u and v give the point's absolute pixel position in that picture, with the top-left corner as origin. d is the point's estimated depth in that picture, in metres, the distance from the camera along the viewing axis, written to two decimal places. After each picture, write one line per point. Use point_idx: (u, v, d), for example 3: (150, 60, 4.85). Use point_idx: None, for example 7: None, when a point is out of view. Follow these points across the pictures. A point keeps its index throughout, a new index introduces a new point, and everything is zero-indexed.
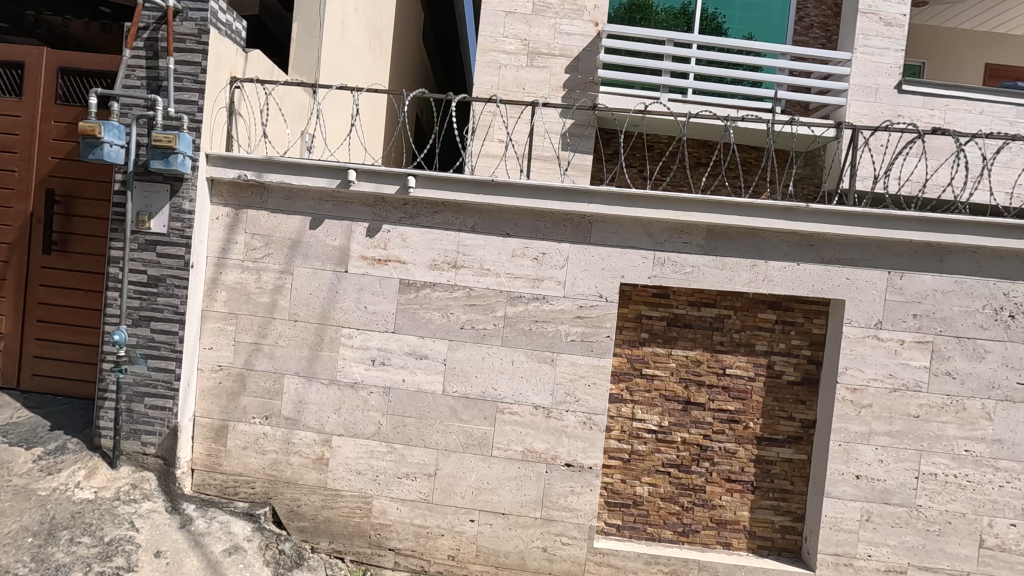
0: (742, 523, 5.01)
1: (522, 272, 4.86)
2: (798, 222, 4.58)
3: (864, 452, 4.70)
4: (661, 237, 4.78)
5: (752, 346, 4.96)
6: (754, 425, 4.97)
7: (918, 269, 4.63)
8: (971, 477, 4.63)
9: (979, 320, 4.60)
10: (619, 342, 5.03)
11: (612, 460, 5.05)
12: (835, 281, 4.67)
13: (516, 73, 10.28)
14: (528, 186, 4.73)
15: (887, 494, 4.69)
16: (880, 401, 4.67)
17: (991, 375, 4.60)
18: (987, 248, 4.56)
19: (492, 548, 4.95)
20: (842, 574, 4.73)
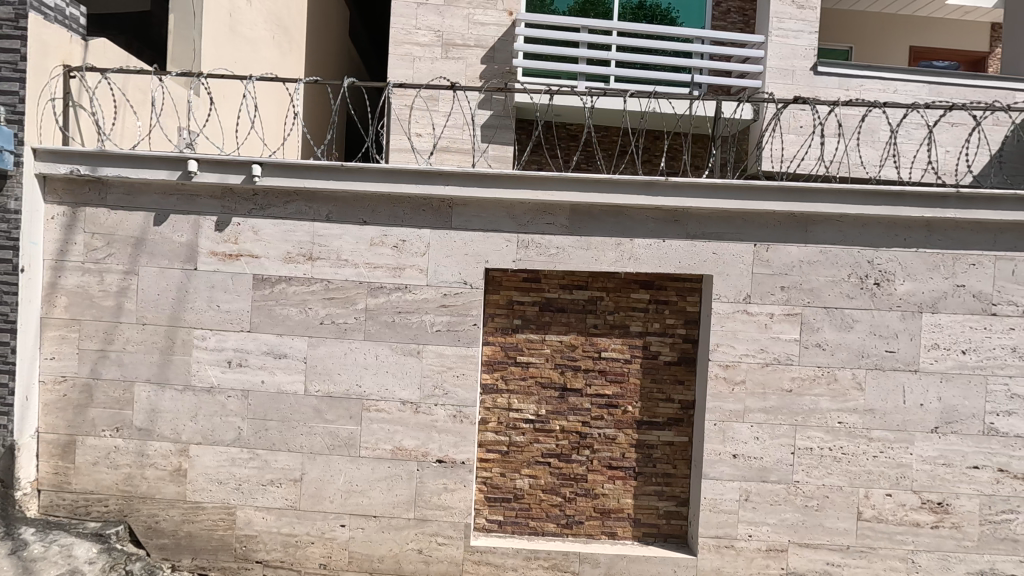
0: (626, 511, 4.86)
1: (382, 261, 4.63)
2: (660, 197, 4.45)
3: (739, 431, 4.58)
4: (524, 218, 4.59)
5: (627, 327, 4.82)
6: (633, 408, 4.83)
7: (783, 240, 4.53)
8: (845, 450, 4.56)
9: (847, 289, 4.53)
10: (491, 330, 4.84)
11: (489, 453, 4.87)
12: (702, 256, 4.55)
13: (431, 65, 10.09)
14: (382, 170, 4.49)
15: (765, 472, 4.58)
16: (752, 376, 4.56)
17: (860, 344, 4.54)
18: (851, 216, 4.49)
19: (366, 554, 4.70)
20: (723, 556, 4.61)
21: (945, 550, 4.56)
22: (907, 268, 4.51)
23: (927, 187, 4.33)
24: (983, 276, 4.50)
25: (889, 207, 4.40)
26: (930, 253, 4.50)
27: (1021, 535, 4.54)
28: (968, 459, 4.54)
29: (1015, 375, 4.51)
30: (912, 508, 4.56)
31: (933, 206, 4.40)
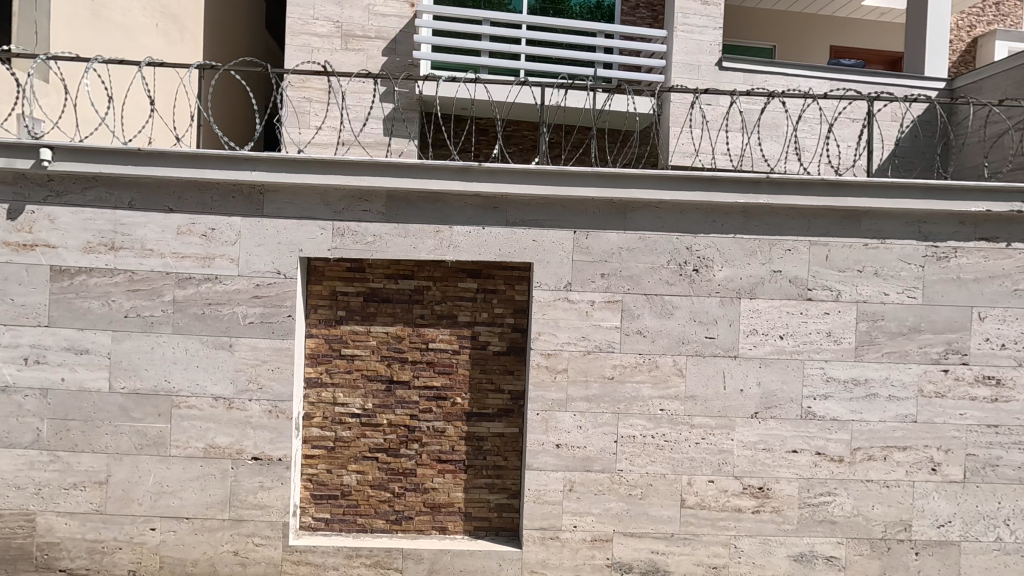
0: (457, 505, 4.76)
1: (190, 250, 4.41)
2: (474, 182, 4.36)
3: (562, 420, 4.53)
4: (339, 205, 4.44)
5: (455, 317, 4.72)
6: (462, 400, 4.74)
7: (602, 227, 4.50)
8: (667, 437, 4.54)
9: (665, 276, 4.52)
10: (314, 322, 4.69)
11: (315, 449, 4.71)
12: (522, 244, 4.48)
13: (330, 56, 9.92)
14: (185, 154, 4.29)
15: (588, 462, 4.53)
16: (574, 365, 4.51)
17: (680, 331, 4.53)
18: (668, 202, 4.48)
19: (178, 558, 4.48)
20: (548, 548, 4.55)
21: (766, 534, 4.59)
22: (725, 254, 4.53)
23: (737, 172, 4.34)
24: (799, 261, 4.54)
25: (702, 192, 4.41)
26: (747, 238, 4.53)
27: (839, 516, 4.60)
28: (788, 443, 4.57)
29: (831, 359, 4.57)
30: (734, 493, 4.57)
31: (746, 191, 4.42)
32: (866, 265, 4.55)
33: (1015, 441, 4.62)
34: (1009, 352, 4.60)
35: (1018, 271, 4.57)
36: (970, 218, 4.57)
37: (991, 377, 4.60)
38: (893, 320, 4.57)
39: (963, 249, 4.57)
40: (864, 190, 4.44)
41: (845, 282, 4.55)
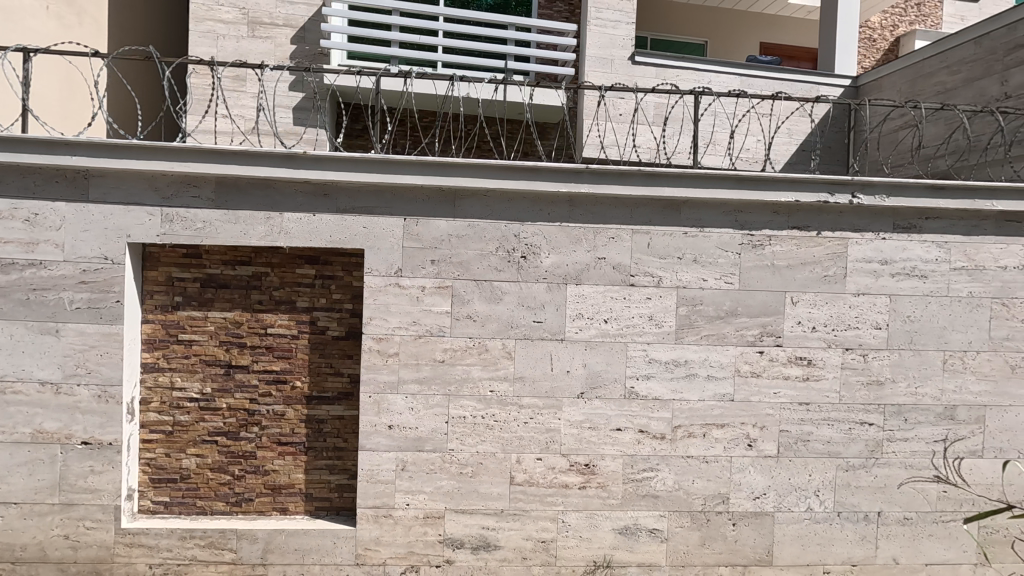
0: (297, 487, 4.87)
1: (14, 235, 4.40)
2: (301, 169, 4.44)
3: (394, 402, 4.67)
4: (167, 191, 4.47)
5: (294, 302, 4.80)
6: (301, 384, 4.84)
7: (431, 215, 4.64)
8: (497, 417, 4.74)
9: (494, 262, 4.69)
10: (150, 308, 4.71)
11: (152, 434, 4.75)
12: (353, 230, 4.59)
13: (237, 44, 9.89)
14: (3, 138, 4.24)
15: (420, 441, 4.70)
16: (405, 348, 4.66)
17: (509, 315, 4.71)
18: (495, 191, 4.65)
19: (6, 543, 4.49)
20: (381, 526, 4.70)
21: (592, 509, 4.83)
22: (551, 241, 4.72)
23: (557, 162, 4.53)
24: (622, 249, 4.77)
25: (526, 181, 4.58)
26: (572, 226, 4.73)
27: (661, 491, 4.87)
28: (612, 422, 4.81)
29: (653, 342, 4.82)
30: (560, 470, 4.79)
31: (568, 180, 4.62)
32: (686, 252, 4.81)
33: (825, 417, 4.95)
34: (819, 334, 4.91)
35: (827, 258, 4.89)
36: (783, 208, 4.86)
37: (803, 357, 4.91)
38: (711, 305, 4.84)
39: (776, 236, 4.86)
40: (681, 180, 4.68)
41: (666, 269, 4.80)
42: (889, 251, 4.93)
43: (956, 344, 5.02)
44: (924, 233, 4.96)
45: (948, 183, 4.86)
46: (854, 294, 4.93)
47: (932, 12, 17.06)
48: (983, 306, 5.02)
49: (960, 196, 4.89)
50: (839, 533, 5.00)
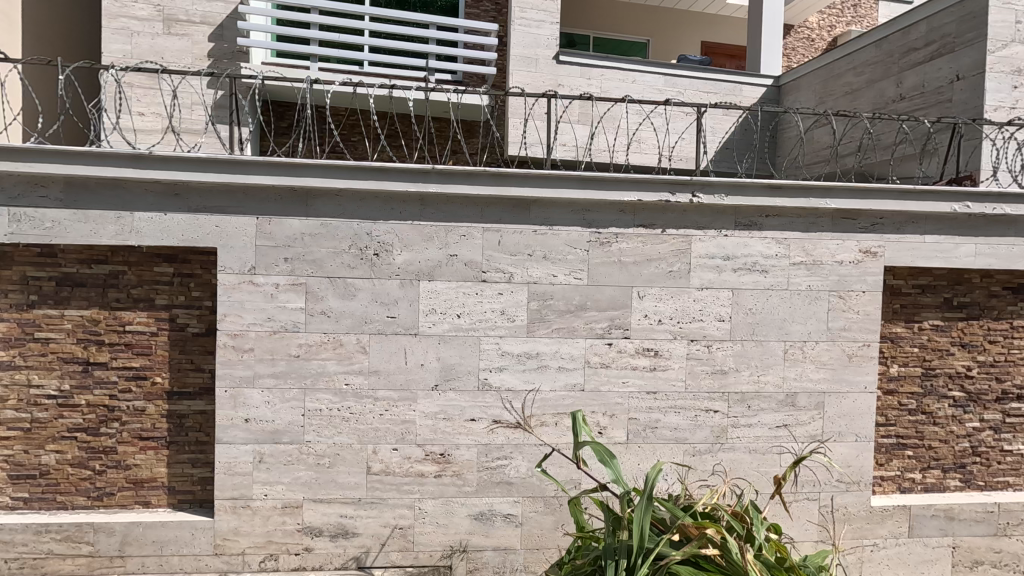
0: (160, 480, 4.97)
1: None
2: (149, 169, 4.52)
3: (250, 396, 4.80)
4: (14, 191, 4.52)
5: (152, 300, 4.90)
6: (162, 379, 4.94)
7: (284, 214, 4.77)
8: (353, 409, 4.90)
9: (347, 260, 4.85)
10: (5, 306, 4.76)
11: (10, 431, 4.81)
12: (205, 229, 4.70)
13: (152, 41, 9.88)
14: None
15: (277, 434, 4.84)
16: (260, 344, 4.79)
17: (363, 311, 4.88)
18: (346, 190, 4.80)
19: None
20: (240, 516, 4.84)
21: (448, 495, 5.04)
22: (404, 239, 4.89)
23: (403, 163, 4.71)
24: (474, 247, 4.96)
25: (374, 181, 4.75)
26: (424, 225, 4.91)
27: (514, 478, 5.09)
28: (466, 412, 5.02)
29: (505, 335, 5.03)
30: (416, 460, 4.99)
31: (416, 181, 4.80)
32: (536, 249, 5.02)
33: (671, 405, 5.22)
34: (665, 327, 5.19)
35: (672, 255, 5.16)
36: (629, 207, 5.11)
37: (650, 349, 5.18)
38: (562, 299, 5.07)
39: (623, 234, 5.11)
40: (527, 181, 4.89)
41: (517, 265, 5.01)
42: (731, 248, 5.22)
43: (797, 335, 5.32)
44: (764, 230, 5.24)
45: (784, 183, 5.14)
46: (698, 288, 5.21)
47: (869, 13, 17.62)
48: (822, 298, 5.33)
49: (796, 195, 5.17)
50: None
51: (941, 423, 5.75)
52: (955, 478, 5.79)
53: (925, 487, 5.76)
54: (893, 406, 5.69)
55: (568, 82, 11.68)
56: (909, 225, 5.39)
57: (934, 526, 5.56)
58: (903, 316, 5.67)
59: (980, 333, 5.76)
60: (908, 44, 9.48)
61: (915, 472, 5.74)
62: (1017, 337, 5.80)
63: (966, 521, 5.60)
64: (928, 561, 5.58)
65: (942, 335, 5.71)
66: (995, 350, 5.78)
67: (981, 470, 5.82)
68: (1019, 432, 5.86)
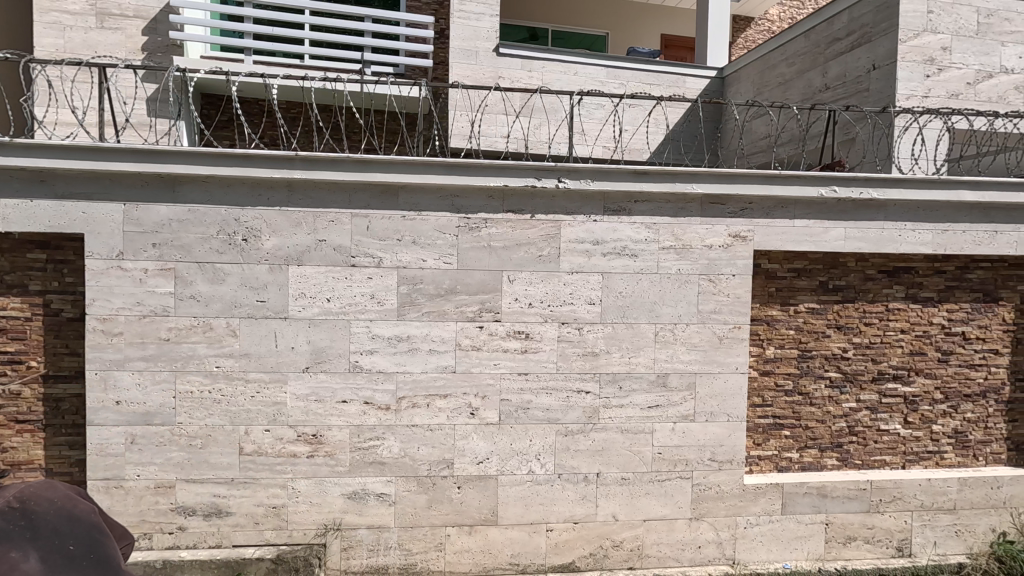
0: (37, 462, 5.09)
1: None
2: (11, 157, 4.61)
3: (121, 378, 4.91)
4: None
5: (26, 286, 4.99)
6: (37, 364, 5.05)
7: (151, 200, 4.88)
8: (224, 391, 5.02)
9: (215, 246, 4.96)
10: None
11: None
12: (72, 216, 4.80)
13: (85, 35, 9.94)
14: None
15: (148, 416, 4.95)
16: (130, 328, 4.90)
17: (233, 295, 4.99)
18: (212, 177, 4.90)
19: None
20: (112, 496, 4.95)
21: (320, 475, 5.16)
22: (272, 225, 5.00)
23: (266, 150, 4.81)
24: (343, 232, 5.08)
25: (238, 168, 4.85)
26: (292, 211, 5.02)
27: (387, 458, 5.22)
28: (338, 394, 5.15)
29: (375, 319, 5.15)
30: (288, 440, 5.11)
31: (281, 167, 4.90)
32: (404, 234, 5.14)
33: (543, 386, 5.35)
34: (535, 310, 5.31)
35: (541, 239, 5.27)
36: (498, 192, 5.22)
37: (520, 331, 5.30)
38: (431, 284, 5.19)
39: (492, 219, 5.22)
40: (391, 167, 5.00)
41: (385, 250, 5.12)
42: (600, 232, 5.34)
43: (666, 317, 5.44)
44: (633, 216, 5.37)
45: (650, 168, 5.26)
46: (568, 273, 5.33)
47: None
48: (692, 282, 5.45)
49: (662, 180, 5.29)
50: (560, 493, 5.42)
51: (818, 404, 5.89)
52: (832, 457, 5.93)
53: (802, 466, 5.90)
54: (769, 388, 5.83)
55: (507, 74, 11.77)
56: (778, 209, 5.51)
57: (806, 503, 5.71)
58: (779, 299, 5.79)
59: (856, 315, 5.89)
60: (832, 34, 9.58)
61: (792, 452, 5.88)
62: (892, 319, 5.94)
63: (839, 498, 5.75)
64: (802, 537, 5.72)
65: (818, 318, 5.84)
66: (871, 332, 5.92)
67: (858, 449, 5.96)
68: (895, 412, 6.00)
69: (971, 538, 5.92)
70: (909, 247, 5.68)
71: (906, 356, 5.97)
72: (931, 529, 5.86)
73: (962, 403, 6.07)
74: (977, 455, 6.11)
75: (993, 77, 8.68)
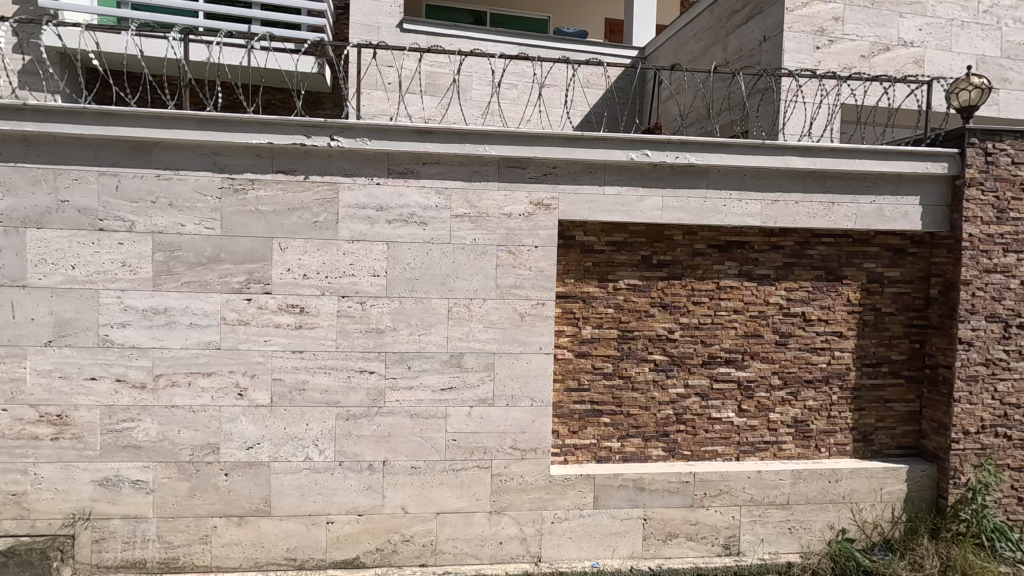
0: None
1: None
2: None
3: None
4: None
5: None
6: None
7: None
8: None
9: None
10: None
11: None
12: None
13: None
14: None
15: None
16: None
17: None
18: None
19: None
20: None
21: (66, 460, 4.69)
22: (6, 183, 4.52)
23: None
24: (87, 192, 4.60)
25: None
26: (29, 168, 4.54)
27: (143, 441, 4.76)
28: (85, 370, 4.67)
29: (127, 288, 4.68)
30: (29, 422, 4.64)
31: (10, 118, 4.42)
32: (159, 196, 4.67)
33: (319, 365, 4.89)
34: (311, 282, 4.84)
35: (317, 204, 4.81)
36: (266, 150, 4.75)
37: (294, 305, 4.84)
38: (191, 251, 4.72)
39: (259, 181, 4.75)
40: (137, 120, 4.51)
41: (138, 213, 4.65)
42: (384, 197, 4.86)
43: (460, 292, 4.97)
44: (421, 178, 4.89)
45: (435, 127, 4.79)
46: (349, 241, 4.86)
47: None
48: (489, 253, 4.98)
49: (450, 140, 4.83)
50: (341, 482, 4.96)
51: (640, 389, 5.42)
52: (657, 447, 5.46)
53: (624, 456, 5.43)
54: (586, 370, 5.36)
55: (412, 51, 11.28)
56: (586, 175, 5.04)
57: (622, 497, 5.23)
58: (596, 274, 5.33)
59: (683, 294, 5.42)
60: (731, 6, 9.10)
61: (612, 441, 5.41)
62: (724, 298, 5.46)
63: (658, 491, 5.27)
64: (616, 534, 5.25)
65: (640, 295, 5.38)
66: (700, 312, 5.45)
67: (686, 439, 5.48)
68: (728, 399, 5.52)
69: (807, 536, 5.46)
70: (735, 218, 5.20)
71: (740, 339, 5.49)
72: (761, 526, 5.40)
73: (803, 390, 5.60)
74: (819, 446, 5.65)
75: (890, 50, 8.22)
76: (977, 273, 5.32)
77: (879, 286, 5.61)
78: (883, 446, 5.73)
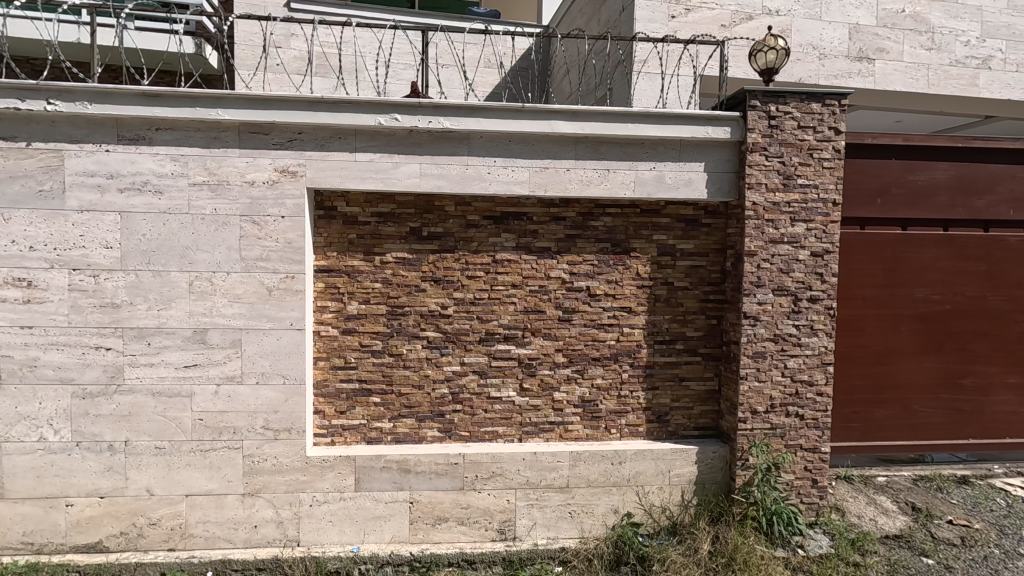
0: None
1: None
2: None
3: None
4: None
5: None
6: None
7: None
8: None
9: None
10: None
11: None
12: None
13: None
14: None
15: None
16: None
17: None
18: None
19: None
20: None
21: None
22: None
23: None
24: None
25: None
26: None
27: None
28: None
29: None
30: None
31: None
32: None
33: (51, 342, 4.67)
34: (39, 254, 4.62)
35: (41, 171, 4.57)
36: None
37: (20, 279, 4.62)
38: None
39: None
40: None
41: None
42: (114, 164, 4.64)
43: (202, 265, 4.75)
44: (155, 145, 4.66)
45: (162, 90, 4.53)
46: (78, 212, 4.63)
47: None
48: (232, 224, 4.75)
49: (179, 104, 4.57)
50: (79, 463, 4.76)
51: (412, 367, 5.19)
52: (432, 428, 5.23)
53: (396, 437, 5.21)
54: (353, 348, 5.13)
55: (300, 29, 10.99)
56: (335, 141, 4.78)
57: (385, 479, 5.01)
58: (362, 248, 5.08)
59: (457, 267, 5.17)
60: None
61: (383, 421, 5.19)
62: (500, 272, 5.21)
63: (425, 474, 5.03)
64: (379, 518, 5.03)
65: (409, 270, 5.13)
66: (476, 287, 5.20)
67: (462, 419, 5.26)
68: (508, 377, 5.29)
69: (589, 520, 5.22)
70: (501, 187, 4.93)
71: (519, 314, 5.25)
72: (538, 510, 5.16)
73: (590, 368, 5.35)
74: (609, 427, 5.39)
75: (754, 19, 7.87)
76: (762, 244, 5.03)
77: (671, 259, 5.34)
78: (679, 427, 5.47)
